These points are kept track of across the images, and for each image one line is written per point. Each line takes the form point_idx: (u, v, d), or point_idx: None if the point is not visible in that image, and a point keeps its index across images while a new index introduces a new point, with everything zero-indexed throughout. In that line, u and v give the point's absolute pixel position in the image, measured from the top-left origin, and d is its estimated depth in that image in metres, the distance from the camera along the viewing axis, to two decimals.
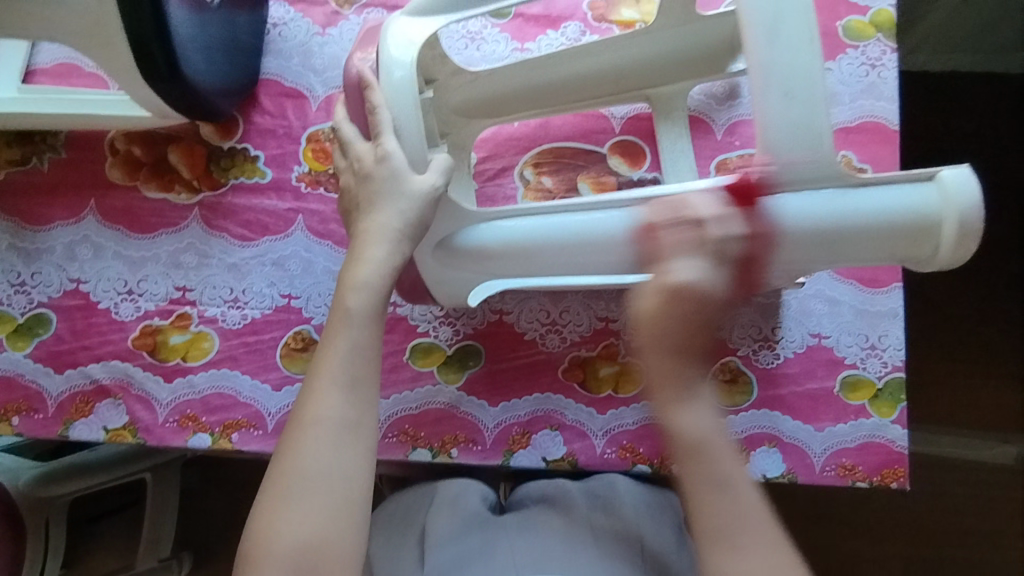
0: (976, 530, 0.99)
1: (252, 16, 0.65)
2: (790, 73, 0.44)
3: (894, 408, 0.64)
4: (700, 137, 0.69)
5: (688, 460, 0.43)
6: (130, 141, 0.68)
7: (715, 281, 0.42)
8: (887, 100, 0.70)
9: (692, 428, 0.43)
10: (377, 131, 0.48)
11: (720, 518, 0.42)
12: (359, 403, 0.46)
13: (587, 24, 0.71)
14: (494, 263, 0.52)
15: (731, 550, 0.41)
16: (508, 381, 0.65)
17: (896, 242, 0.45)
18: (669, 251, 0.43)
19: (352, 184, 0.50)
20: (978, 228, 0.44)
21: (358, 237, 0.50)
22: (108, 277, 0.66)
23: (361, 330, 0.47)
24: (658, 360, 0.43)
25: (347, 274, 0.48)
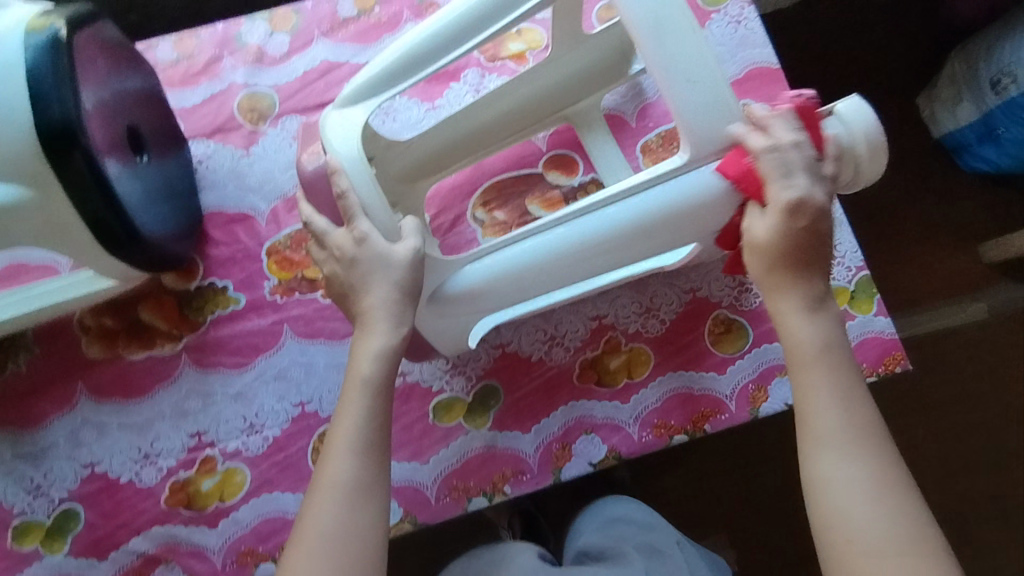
0: (969, 390, 1.10)
1: (177, 159, 0.68)
2: (685, 65, 0.49)
3: (871, 301, 0.71)
4: (619, 130, 0.75)
5: (801, 367, 0.50)
6: (98, 314, 0.69)
7: (813, 193, 0.48)
8: (762, 46, 0.78)
9: (802, 338, 0.50)
10: (349, 216, 0.48)
11: (831, 422, 0.48)
12: (371, 467, 0.48)
13: (483, 67, 0.77)
14: (486, 302, 0.55)
15: (826, 453, 0.48)
16: (532, 405, 0.69)
17: (827, 173, 0.51)
18: (769, 174, 0.48)
19: (339, 271, 0.50)
20: (882, 144, 0.52)
21: (359, 315, 0.50)
22: (121, 450, 0.66)
23: (371, 397, 0.49)
24: (773, 274, 0.50)
25: (357, 346, 0.50)
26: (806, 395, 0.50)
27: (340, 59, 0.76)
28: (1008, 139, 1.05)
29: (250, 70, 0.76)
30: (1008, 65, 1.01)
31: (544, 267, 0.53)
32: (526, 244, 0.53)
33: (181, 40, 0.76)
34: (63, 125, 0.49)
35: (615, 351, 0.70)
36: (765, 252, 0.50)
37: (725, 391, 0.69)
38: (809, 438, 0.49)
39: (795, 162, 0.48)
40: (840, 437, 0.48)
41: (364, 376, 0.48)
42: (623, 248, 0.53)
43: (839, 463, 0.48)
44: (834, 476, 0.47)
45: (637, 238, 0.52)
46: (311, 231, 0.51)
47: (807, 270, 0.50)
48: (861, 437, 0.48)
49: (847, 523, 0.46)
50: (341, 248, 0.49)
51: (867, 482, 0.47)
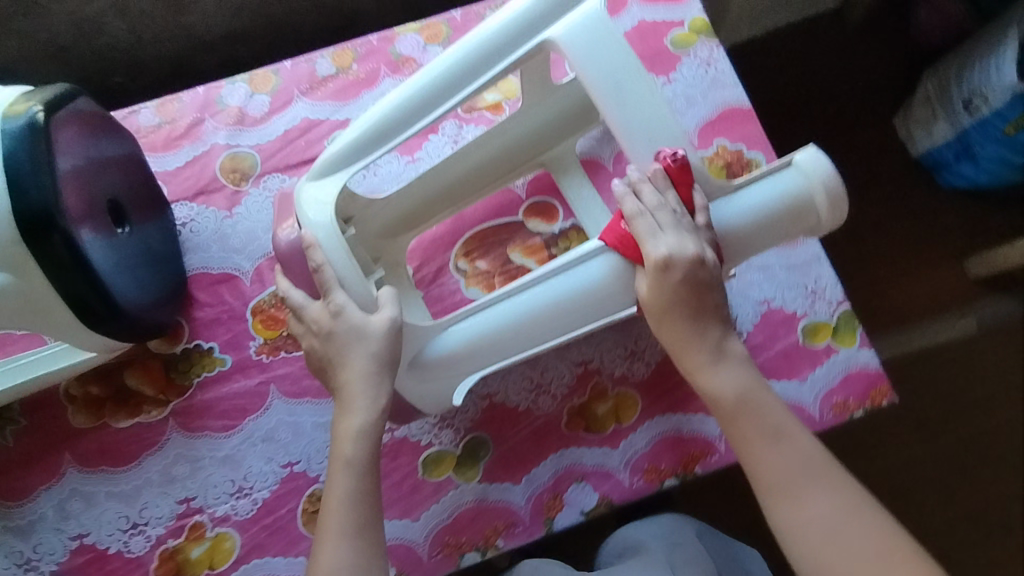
0: (958, 407, 1.12)
1: (159, 225, 0.69)
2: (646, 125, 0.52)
3: (854, 335, 0.71)
4: (596, 175, 0.76)
5: (733, 418, 0.52)
6: (84, 382, 0.69)
7: (685, 244, 0.50)
8: (732, 86, 0.80)
9: (726, 388, 0.52)
10: (325, 289, 0.50)
11: (774, 464, 0.51)
12: (367, 549, 0.49)
13: (461, 118, 0.78)
14: (466, 366, 0.55)
15: (792, 504, 0.51)
16: (521, 455, 0.68)
17: (781, 225, 0.52)
18: (643, 233, 0.50)
19: (316, 346, 0.52)
20: (841, 194, 0.52)
21: (337, 390, 0.52)
22: (109, 520, 0.65)
23: (357, 476, 0.51)
24: (676, 327, 0.52)
25: (338, 425, 0.51)
26: (750, 449, 0.52)
27: (320, 117, 0.77)
28: (984, 157, 1.08)
29: (231, 132, 0.77)
30: (978, 87, 1.03)
31: (521, 328, 0.54)
32: (501, 306, 0.54)
33: (163, 105, 0.77)
34: (43, 211, 0.49)
35: (602, 397, 0.70)
36: (660, 304, 0.51)
37: (715, 432, 0.69)
38: (772, 495, 0.51)
39: (666, 220, 0.51)
40: (797, 485, 0.51)
41: (347, 457, 0.51)
42: (594, 306, 0.54)
43: (808, 513, 0.50)
44: (810, 521, 0.50)
45: (610, 296, 0.54)
46: (288, 305, 0.53)
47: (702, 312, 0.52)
48: (819, 474, 0.51)
49: (839, 564, 0.49)
50: (317, 322, 0.51)
51: (835, 516, 0.50)
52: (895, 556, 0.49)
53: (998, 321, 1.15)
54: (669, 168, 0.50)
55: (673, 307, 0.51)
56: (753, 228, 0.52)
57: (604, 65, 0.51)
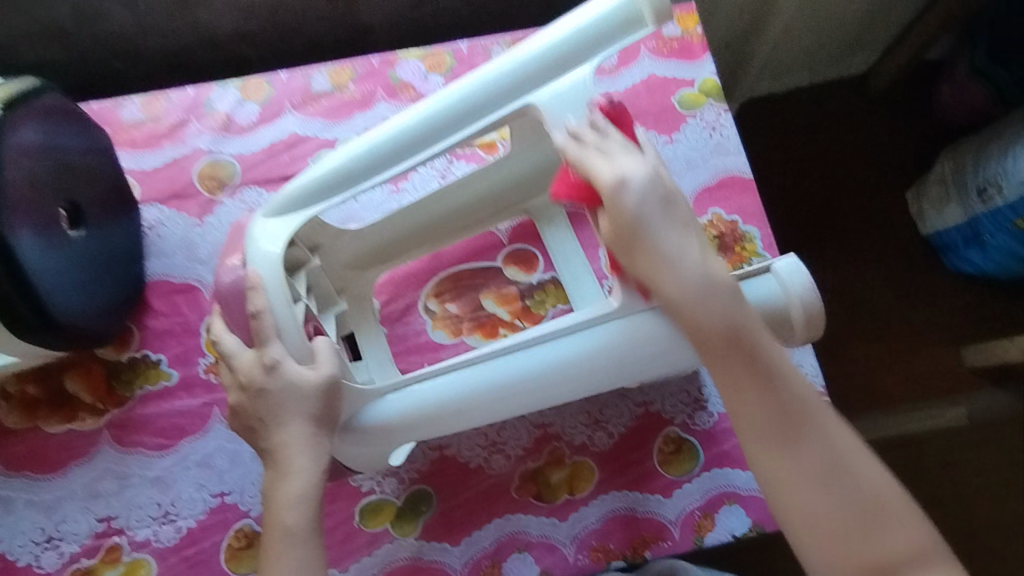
0: (941, 501, 1.07)
1: (127, 228, 0.67)
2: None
3: None
4: (583, 229, 0.73)
5: (691, 326, 0.47)
6: (22, 381, 0.66)
7: (640, 168, 0.47)
8: (735, 154, 0.77)
9: (689, 290, 0.46)
10: (262, 339, 0.47)
11: (736, 371, 0.46)
12: None
13: (452, 153, 0.75)
14: (400, 435, 0.52)
15: (743, 411, 0.46)
16: (464, 515, 0.65)
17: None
18: (589, 161, 0.47)
19: (245, 401, 0.48)
20: (818, 306, 0.49)
21: (269, 452, 0.48)
22: (24, 530, 0.62)
23: (301, 545, 0.46)
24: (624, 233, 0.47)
25: (273, 494, 0.47)
26: (705, 352, 0.47)
27: (308, 134, 0.75)
28: (993, 246, 1.05)
29: (215, 138, 0.74)
30: (994, 175, 1.00)
31: (469, 403, 0.51)
32: (453, 376, 0.51)
33: (150, 102, 0.75)
34: None
35: (558, 464, 0.67)
36: (618, 232, 0.47)
37: (670, 516, 0.66)
38: (726, 395, 0.46)
39: (618, 147, 0.47)
40: (789, 435, 0.45)
41: (288, 525, 0.46)
42: (560, 385, 0.51)
43: (785, 463, 0.44)
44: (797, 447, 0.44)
45: (568, 380, 0.51)
46: (219, 351, 0.50)
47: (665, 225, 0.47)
48: (794, 384, 0.46)
49: (798, 486, 0.44)
50: (249, 376, 0.47)
51: (788, 411, 0.45)
52: (889, 515, 0.44)
53: (991, 415, 1.11)
54: (606, 105, 0.49)
55: (626, 223, 0.47)
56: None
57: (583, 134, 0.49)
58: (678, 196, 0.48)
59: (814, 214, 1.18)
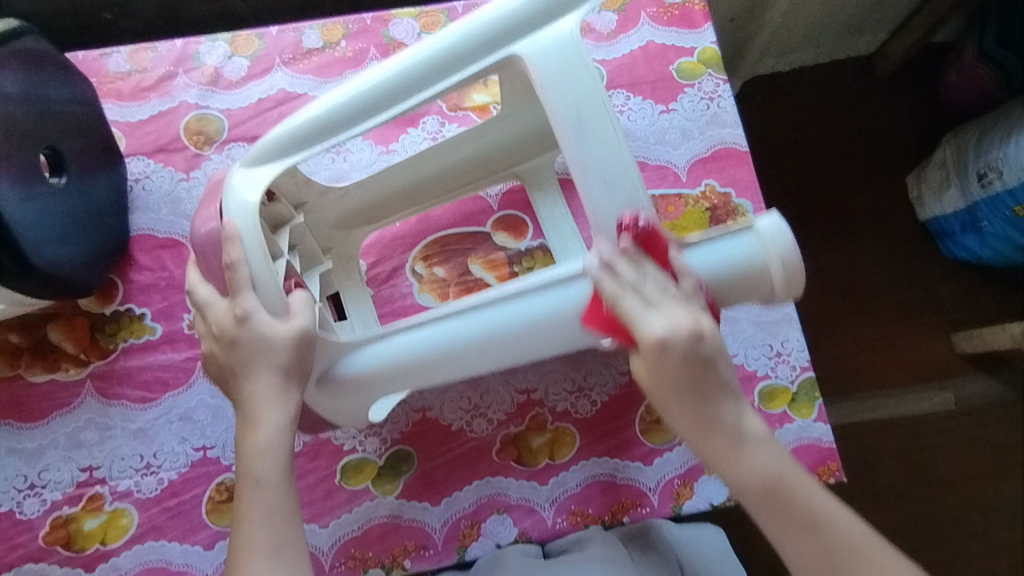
0: (923, 483, 1.08)
1: (110, 178, 0.65)
2: (604, 165, 0.47)
3: (813, 406, 0.69)
4: (574, 197, 0.73)
5: (711, 449, 0.46)
6: (4, 329, 0.65)
7: (678, 322, 0.44)
8: (732, 126, 0.76)
9: (725, 461, 0.46)
10: (235, 290, 0.46)
11: (749, 471, 0.45)
12: (291, 567, 0.44)
13: (444, 116, 0.75)
14: (378, 386, 0.52)
15: (769, 504, 0.45)
16: (444, 476, 0.65)
17: (734, 291, 0.49)
18: (629, 313, 0.45)
19: (219, 350, 0.48)
20: (797, 264, 0.49)
21: (242, 403, 0.48)
22: (6, 477, 0.62)
23: (272, 494, 0.46)
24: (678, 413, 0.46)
25: (245, 442, 0.47)
26: (718, 462, 0.46)
27: (298, 91, 0.74)
28: (990, 233, 1.04)
29: (202, 92, 0.73)
30: (995, 161, 0.99)
31: (443, 356, 0.51)
32: (428, 329, 0.51)
33: (137, 53, 0.74)
34: None
35: (540, 430, 0.67)
36: (658, 386, 0.45)
37: (649, 484, 0.66)
38: (754, 499, 0.46)
39: (655, 295, 0.45)
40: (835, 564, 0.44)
41: (258, 474, 0.46)
42: (530, 342, 0.50)
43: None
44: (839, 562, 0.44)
45: (538, 337, 0.50)
46: (194, 301, 0.50)
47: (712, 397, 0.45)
48: (836, 516, 0.45)
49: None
50: (221, 326, 0.47)
51: (800, 508, 0.45)
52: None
53: (977, 401, 1.12)
54: (637, 236, 0.45)
55: (669, 385, 0.45)
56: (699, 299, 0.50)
57: (571, 91, 0.47)
58: (723, 360, 0.46)
59: (811, 193, 1.17)
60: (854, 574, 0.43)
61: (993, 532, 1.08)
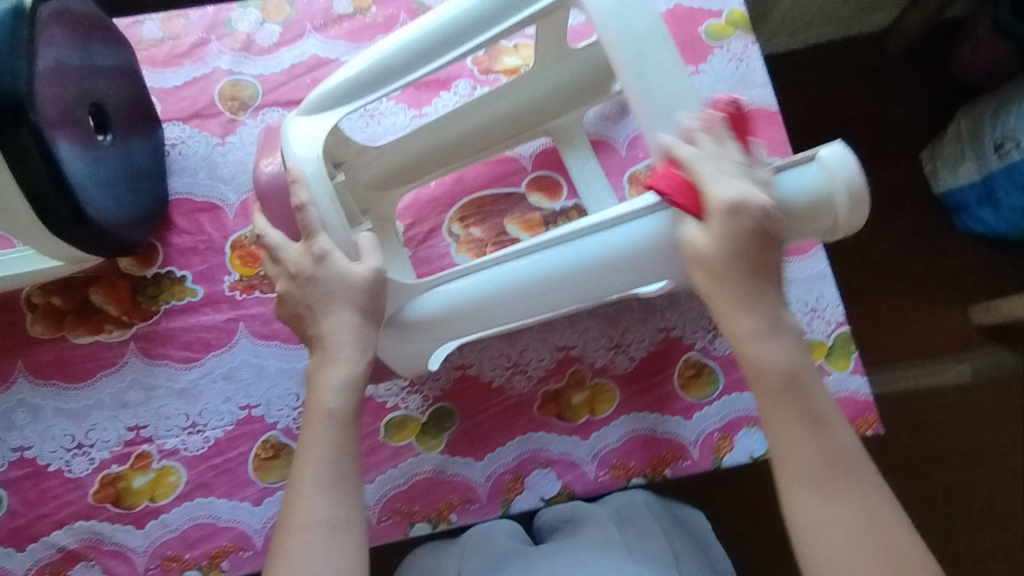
0: (947, 452, 1.08)
1: (148, 142, 0.66)
2: (664, 97, 0.49)
3: (848, 358, 0.69)
4: (606, 157, 0.73)
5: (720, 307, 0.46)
6: (48, 292, 0.66)
7: (752, 191, 0.45)
8: (762, 87, 0.76)
9: (735, 324, 0.46)
10: (309, 232, 0.48)
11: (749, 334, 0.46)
12: (348, 503, 0.46)
13: (475, 79, 0.74)
14: (442, 331, 0.53)
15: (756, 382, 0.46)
16: (487, 433, 0.66)
17: (799, 222, 0.49)
18: (704, 174, 0.45)
19: (292, 289, 0.49)
20: (860, 195, 0.48)
21: (317, 340, 0.49)
22: (54, 436, 0.63)
23: (338, 430, 0.47)
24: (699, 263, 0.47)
25: (316, 376, 0.48)
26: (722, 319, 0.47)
27: (330, 56, 0.73)
28: (1007, 205, 1.04)
29: (235, 58, 0.73)
30: (1012, 130, 0.99)
31: (511, 295, 0.51)
32: (494, 270, 0.51)
33: (169, 20, 0.74)
34: (12, 95, 0.47)
35: (579, 386, 0.68)
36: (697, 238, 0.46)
37: (690, 437, 0.67)
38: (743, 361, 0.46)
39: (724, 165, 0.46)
40: (817, 467, 0.45)
41: (329, 408, 0.47)
42: (597, 281, 0.51)
43: (818, 501, 0.45)
44: (807, 507, 0.45)
45: (605, 276, 0.51)
46: (264, 244, 0.50)
47: (760, 291, 0.46)
48: (807, 387, 0.46)
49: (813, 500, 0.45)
50: (299, 264, 0.48)
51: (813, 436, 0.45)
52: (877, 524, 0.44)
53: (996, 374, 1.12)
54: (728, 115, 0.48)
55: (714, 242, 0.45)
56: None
57: (632, 27, 0.49)
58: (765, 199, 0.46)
59: None
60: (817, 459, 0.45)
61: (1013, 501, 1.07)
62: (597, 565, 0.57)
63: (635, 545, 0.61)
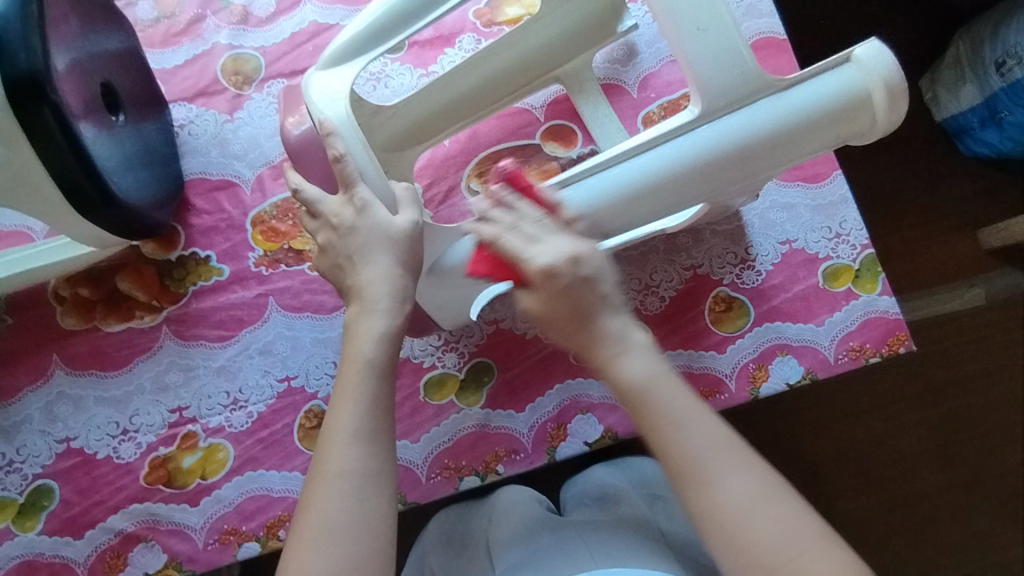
0: None
1: (159, 123, 0.65)
2: (693, 9, 0.48)
3: (876, 281, 0.69)
4: (618, 100, 0.73)
5: (611, 360, 0.45)
6: (74, 284, 0.66)
7: (574, 250, 0.45)
8: (769, 15, 0.75)
9: (631, 375, 0.44)
10: (348, 184, 0.48)
11: (636, 376, 0.44)
12: (381, 456, 0.45)
13: (479, 32, 0.73)
14: (483, 274, 0.53)
15: (649, 430, 0.43)
16: (526, 383, 0.67)
17: (837, 125, 0.49)
18: (518, 248, 0.46)
19: (334, 240, 0.49)
20: (902, 87, 0.48)
21: (356, 290, 0.48)
22: (98, 424, 0.63)
23: (374, 380, 0.46)
24: (561, 324, 0.45)
25: (353, 327, 0.47)
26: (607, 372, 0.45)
27: (329, 22, 0.72)
28: (1011, 123, 0.95)
29: (234, 32, 0.72)
30: (1014, 46, 0.91)
31: None
32: None
33: None
34: (30, 74, 0.46)
35: None
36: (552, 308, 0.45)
37: (726, 370, 0.67)
38: (631, 401, 0.44)
39: (534, 231, 0.46)
40: (704, 470, 0.42)
41: (366, 358, 0.46)
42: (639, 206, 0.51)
43: (713, 490, 0.41)
44: (726, 510, 0.41)
45: (647, 200, 0.50)
46: (302, 201, 0.51)
47: (600, 319, 0.45)
48: (671, 389, 0.44)
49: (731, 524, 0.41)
50: (340, 215, 0.48)
51: (709, 450, 0.42)
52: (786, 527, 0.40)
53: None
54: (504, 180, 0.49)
55: (561, 307, 0.45)
56: (796, 133, 0.49)
57: None
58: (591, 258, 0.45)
59: None
60: (712, 489, 0.41)
61: (993, 436, 1.01)
62: (625, 530, 0.56)
63: (666, 520, 0.60)
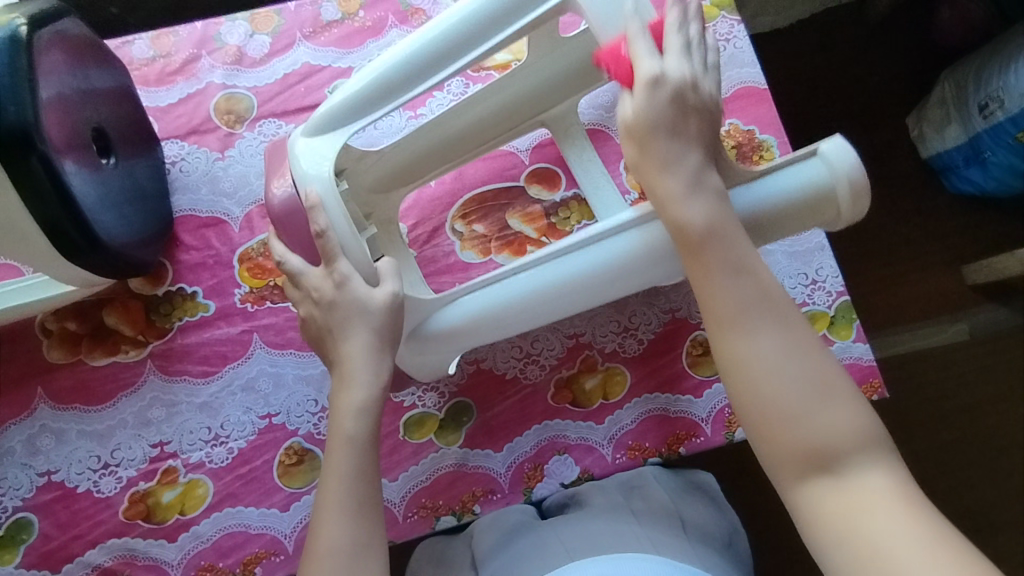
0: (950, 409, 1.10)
1: (148, 161, 0.66)
2: None
3: (851, 327, 0.70)
4: (602, 145, 0.75)
5: (670, 203, 0.47)
6: (62, 318, 0.67)
7: (686, 72, 0.48)
8: (750, 65, 0.77)
9: (689, 214, 0.47)
10: (330, 259, 0.50)
11: (690, 214, 0.47)
12: (367, 525, 0.47)
13: (468, 77, 0.75)
14: (462, 342, 0.56)
15: (698, 281, 0.47)
16: (505, 425, 0.68)
17: (801, 216, 0.52)
18: (640, 52, 0.49)
19: (316, 313, 0.51)
20: (862, 184, 0.52)
21: (339, 363, 0.51)
22: (79, 458, 0.64)
23: (357, 453, 0.49)
24: (636, 151, 0.49)
25: (336, 401, 0.50)
26: (664, 204, 0.48)
27: (321, 63, 0.74)
28: (994, 163, 0.97)
29: (228, 72, 0.73)
30: (996, 90, 0.93)
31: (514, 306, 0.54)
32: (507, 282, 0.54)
33: (159, 38, 0.74)
34: (19, 126, 0.48)
35: (591, 371, 0.69)
36: (641, 125, 0.48)
37: (702, 414, 0.68)
38: (684, 241, 0.47)
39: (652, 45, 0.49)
40: (745, 314, 0.45)
41: (349, 433, 0.49)
42: (567, 298, 0.54)
43: (749, 340, 0.44)
44: (752, 359, 0.44)
45: (574, 294, 0.54)
46: (285, 270, 0.53)
47: (681, 148, 0.47)
48: (729, 241, 0.46)
49: (775, 408, 0.43)
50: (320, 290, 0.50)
51: (757, 312, 0.45)
52: (829, 399, 0.43)
53: (1007, 323, 1.05)
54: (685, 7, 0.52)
55: (651, 124, 0.47)
56: None
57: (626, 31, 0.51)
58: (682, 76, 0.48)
59: None
60: (738, 339, 0.44)
61: (974, 472, 1.01)
62: (607, 531, 0.57)
63: (640, 507, 0.61)
